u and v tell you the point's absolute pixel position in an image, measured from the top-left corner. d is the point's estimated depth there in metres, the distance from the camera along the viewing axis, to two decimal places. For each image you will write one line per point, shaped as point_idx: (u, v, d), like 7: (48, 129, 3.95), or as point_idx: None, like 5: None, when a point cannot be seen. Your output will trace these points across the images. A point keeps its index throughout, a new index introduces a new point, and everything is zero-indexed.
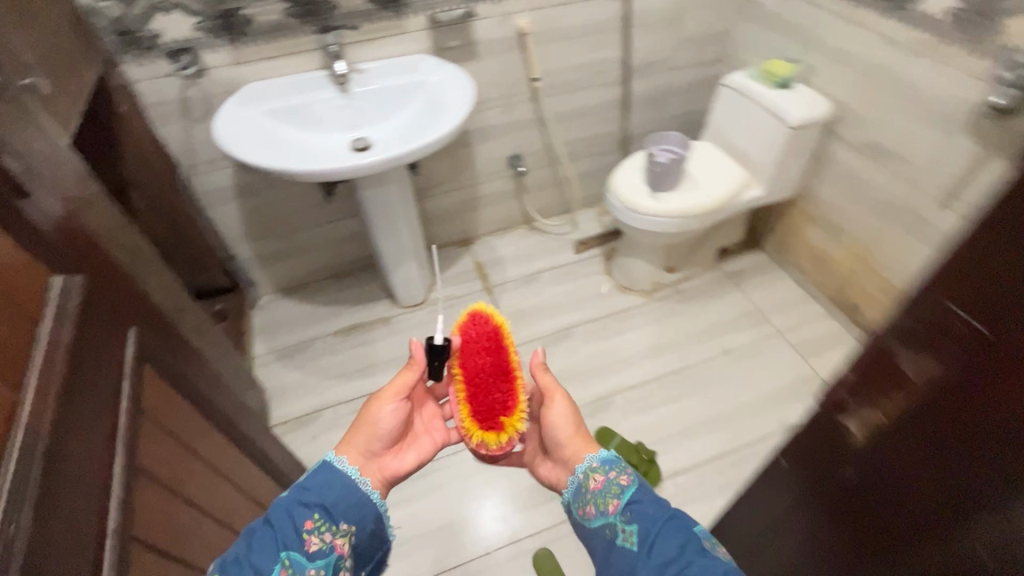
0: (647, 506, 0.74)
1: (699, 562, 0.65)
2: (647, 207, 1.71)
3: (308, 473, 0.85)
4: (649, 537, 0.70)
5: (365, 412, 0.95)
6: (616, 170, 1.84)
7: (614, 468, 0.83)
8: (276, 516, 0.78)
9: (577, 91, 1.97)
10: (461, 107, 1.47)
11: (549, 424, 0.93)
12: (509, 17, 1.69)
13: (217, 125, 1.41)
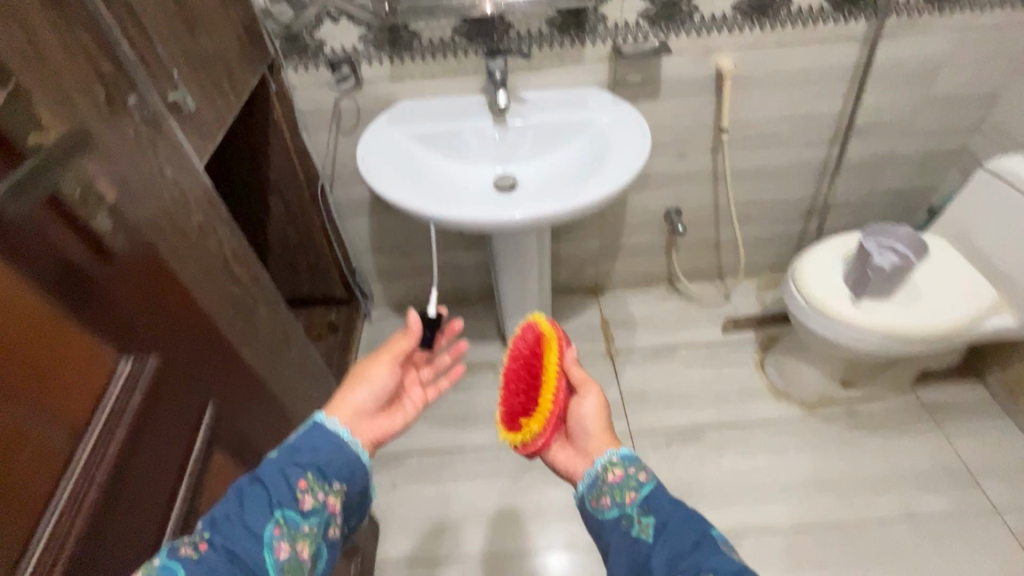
0: (665, 502, 0.70)
1: (711, 559, 0.62)
2: (842, 312, 1.33)
3: (299, 431, 0.74)
4: (667, 530, 0.67)
5: (361, 372, 0.83)
6: (806, 257, 1.48)
7: (631, 463, 0.75)
8: (266, 475, 0.68)
9: (770, 147, 1.61)
10: (633, 162, 1.21)
11: (580, 418, 0.84)
12: (709, 54, 1.38)
13: (363, 144, 1.29)
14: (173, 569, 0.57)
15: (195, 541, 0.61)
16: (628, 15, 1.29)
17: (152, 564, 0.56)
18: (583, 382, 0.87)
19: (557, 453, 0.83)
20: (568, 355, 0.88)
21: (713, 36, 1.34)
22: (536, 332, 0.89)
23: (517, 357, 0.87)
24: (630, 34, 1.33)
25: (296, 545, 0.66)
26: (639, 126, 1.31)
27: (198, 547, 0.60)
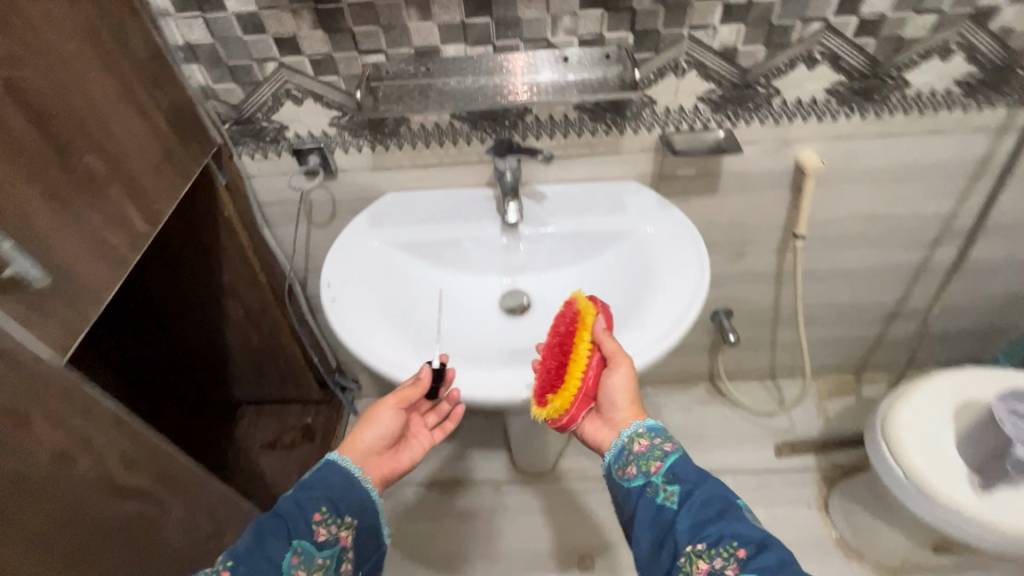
0: (691, 471, 0.71)
1: (738, 526, 0.64)
2: (952, 499, 1.02)
3: (313, 470, 0.76)
4: (694, 497, 0.68)
5: (367, 418, 0.83)
6: (893, 401, 1.16)
7: (658, 435, 0.76)
8: (284, 511, 0.70)
9: (853, 248, 1.27)
10: (688, 305, 0.89)
11: (608, 393, 0.80)
12: (787, 145, 1.05)
13: (329, 260, 1.00)
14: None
15: (223, 565, 0.65)
16: (686, 98, 0.96)
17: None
18: (618, 355, 0.81)
19: (586, 426, 0.82)
20: (598, 326, 0.84)
21: (796, 124, 1.01)
22: (575, 309, 0.85)
23: (553, 334, 0.84)
24: (687, 120, 0.99)
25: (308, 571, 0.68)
26: (694, 245, 0.98)
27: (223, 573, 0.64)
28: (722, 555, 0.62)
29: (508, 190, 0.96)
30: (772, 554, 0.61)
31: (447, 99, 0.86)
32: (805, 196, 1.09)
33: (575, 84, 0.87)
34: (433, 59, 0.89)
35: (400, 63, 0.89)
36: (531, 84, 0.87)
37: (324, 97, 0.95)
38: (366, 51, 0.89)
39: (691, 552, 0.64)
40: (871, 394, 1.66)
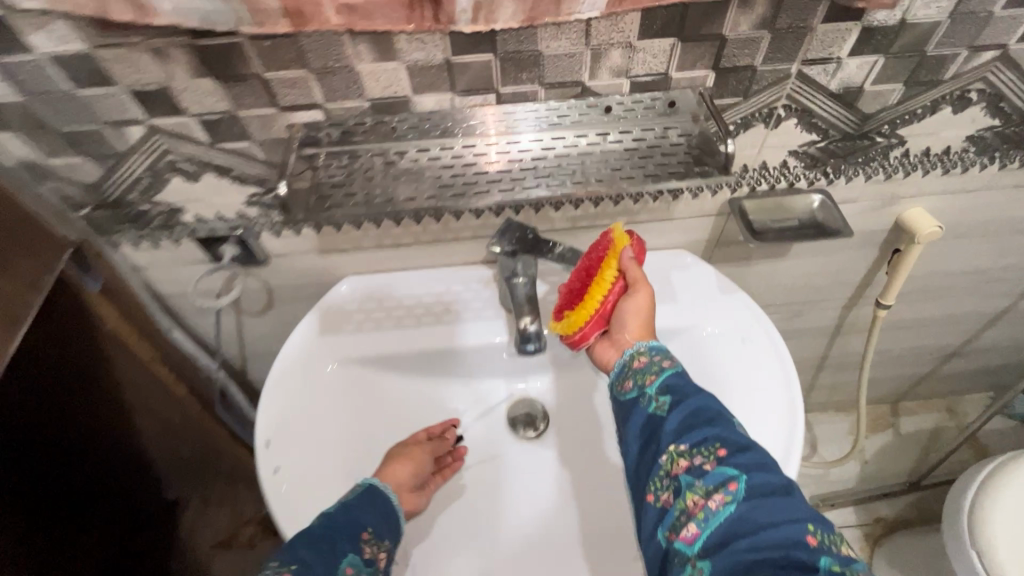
0: (687, 382, 0.52)
1: (726, 432, 0.47)
2: None
3: (351, 493, 0.63)
4: (688, 405, 0.49)
5: (392, 454, 0.71)
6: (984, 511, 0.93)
7: (660, 352, 0.55)
8: (322, 529, 0.57)
9: (936, 301, 1.02)
10: (778, 469, 0.65)
11: (619, 321, 0.60)
12: (894, 202, 0.77)
13: (268, 397, 0.70)
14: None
15: (282, 567, 0.52)
16: (772, 152, 0.67)
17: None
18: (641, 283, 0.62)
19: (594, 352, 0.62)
20: (627, 256, 0.63)
21: (913, 177, 0.72)
22: (609, 240, 0.63)
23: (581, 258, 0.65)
24: (769, 178, 0.70)
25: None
26: (777, 361, 0.72)
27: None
28: (704, 455, 0.46)
29: (524, 303, 0.65)
30: (757, 458, 0.46)
31: (393, 194, 0.57)
32: (906, 262, 0.81)
33: (571, 154, 0.59)
34: (394, 122, 0.58)
35: (346, 124, 0.58)
36: (506, 157, 0.58)
37: (232, 170, 0.61)
38: (291, 106, 0.55)
39: (673, 451, 0.47)
40: (910, 426, 1.47)
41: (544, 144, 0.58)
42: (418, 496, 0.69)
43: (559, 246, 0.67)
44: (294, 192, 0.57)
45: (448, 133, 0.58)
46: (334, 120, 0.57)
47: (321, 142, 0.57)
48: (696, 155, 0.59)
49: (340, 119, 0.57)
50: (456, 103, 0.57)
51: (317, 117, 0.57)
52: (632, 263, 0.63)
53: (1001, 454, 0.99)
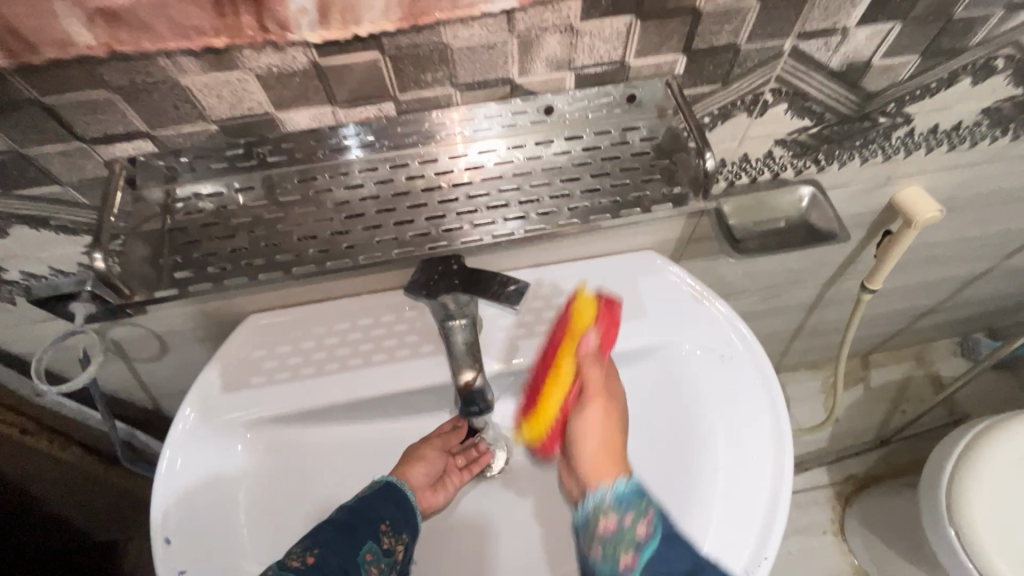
0: (675, 557, 0.47)
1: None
2: None
3: (370, 487, 0.58)
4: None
5: (408, 453, 0.63)
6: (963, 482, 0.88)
7: (630, 505, 0.49)
8: (344, 518, 0.54)
9: (919, 273, 0.93)
10: (766, 518, 0.55)
11: (579, 442, 0.53)
12: (885, 185, 0.66)
13: (163, 478, 0.58)
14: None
15: (303, 554, 0.50)
16: (754, 143, 0.55)
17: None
18: (612, 383, 0.56)
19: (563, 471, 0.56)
20: (588, 343, 0.54)
21: (913, 157, 0.62)
22: (573, 310, 0.55)
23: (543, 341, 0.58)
24: (749, 171, 0.58)
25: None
26: (764, 382, 0.61)
27: (306, 562, 0.49)
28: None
29: (464, 355, 0.53)
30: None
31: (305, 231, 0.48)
32: (897, 246, 0.69)
33: (552, 161, 0.50)
34: (266, 149, 0.47)
35: (226, 145, 0.46)
36: (478, 171, 0.49)
37: (52, 217, 0.48)
38: (102, 137, 0.43)
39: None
40: (880, 379, 1.35)
41: (525, 152, 0.50)
42: (434, 494, 0.62)
43: (499, 280, 0.51)
44: (152, 235, 0.47)
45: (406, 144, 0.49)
46: (170, 147, 0.46)
47: (181, 174, 0.47)
48: (649, 172, 0.49)
49: (183, 143, 0.46)
50: (342, 117, 0.46)
51: (145, 147, 0.45)
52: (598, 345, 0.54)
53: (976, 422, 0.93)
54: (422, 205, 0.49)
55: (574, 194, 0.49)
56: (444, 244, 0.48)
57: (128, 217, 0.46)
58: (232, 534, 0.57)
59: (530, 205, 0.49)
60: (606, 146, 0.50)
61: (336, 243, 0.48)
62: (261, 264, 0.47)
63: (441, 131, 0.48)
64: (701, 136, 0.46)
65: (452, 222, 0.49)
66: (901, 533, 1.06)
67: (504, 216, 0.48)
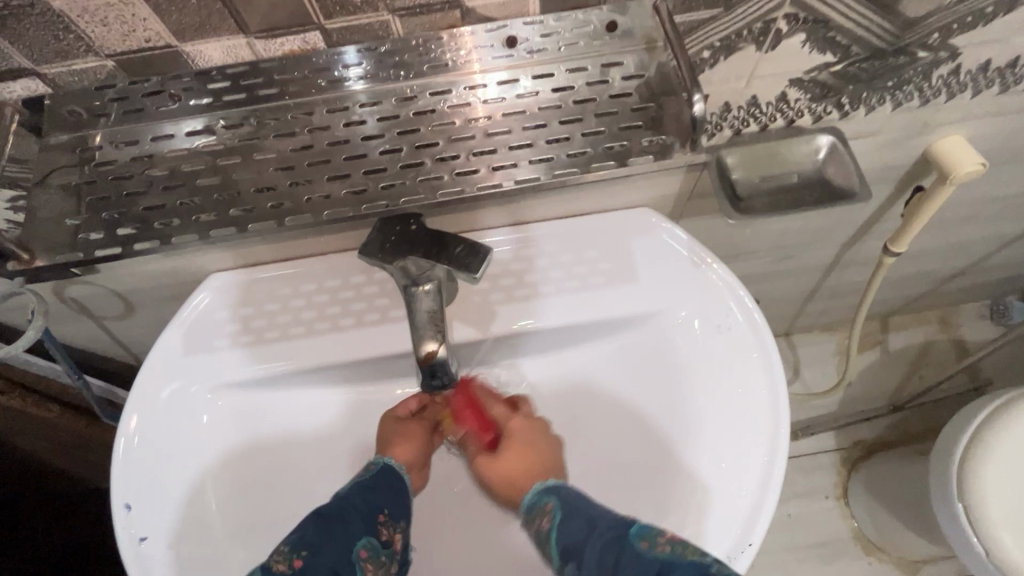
0: (577, 528, 0.47)
1: (631, 569, 0.42)
2: None
3: (364, 473, 0.54)
4: (589, 564, 0.44)
5: (388, 433, 0.57)
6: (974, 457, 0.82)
7: (539, 507, 0.50)
8: (333, 508, 0.49)
9: (950, 234, 0.84)
10: (753, 502, 0.51)
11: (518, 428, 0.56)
12: (920, 133, 0.57)
13: (122, 446, 0.55)
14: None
15: (290, 556, 0.45)
16: (765, 83, 0.47)
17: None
18: (515, 421, 0.56)
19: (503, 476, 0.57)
20: (482, 394, 0.59)
21: (956, 101, 0.53)
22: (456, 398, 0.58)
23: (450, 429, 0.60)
24: (759, 118, 0.50)
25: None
26: (764, 357, 0.56)
27: (294, 566, 0.44)
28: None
29: (426, 325, 0.48)
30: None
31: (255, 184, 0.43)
32: (929, 205, 0.61)
33: (567, 99, 0.44)
34: (186, 89, 0.42)
35: (130, 80, 0.42)
36: (496, 108, 0.44)
37: None
38: None
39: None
40: (899, 343, 1.28)
41: (541, 88, 0.44)
42: (421, 474, 0.58)
43: (458, 243, 0.46)
44: (62, 188, 0.43)
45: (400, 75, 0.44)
46: (77, 88, 0.42)
47: (89, 120, 0.42)
48: (630, 120, 0.44)
49: (96, 84, 0.42)
50: (266, 53, 0.41)
51: (40, 89, 0.41)
52: (492, 397, 0.59)
53: (1002, 394, 0.85)
54: (363, 157, 0.44)
55: (539, 144, 0.44)
56: (385, 203, 0.43)
57: (34, 167, 0.42)
58: (198, 504, 0.55)
59: (487, 157, 0.44)
60: (578, 87, 0.44)
61: (263, 201, 0.43)
62: (178, 223, 0.43)
63: (381, 68, 0.43)
64: (692, 78, 0.39)
65: (396, 178, 0.44)
66: (907, 501, 1.02)
67: (455, 171, 0.44)
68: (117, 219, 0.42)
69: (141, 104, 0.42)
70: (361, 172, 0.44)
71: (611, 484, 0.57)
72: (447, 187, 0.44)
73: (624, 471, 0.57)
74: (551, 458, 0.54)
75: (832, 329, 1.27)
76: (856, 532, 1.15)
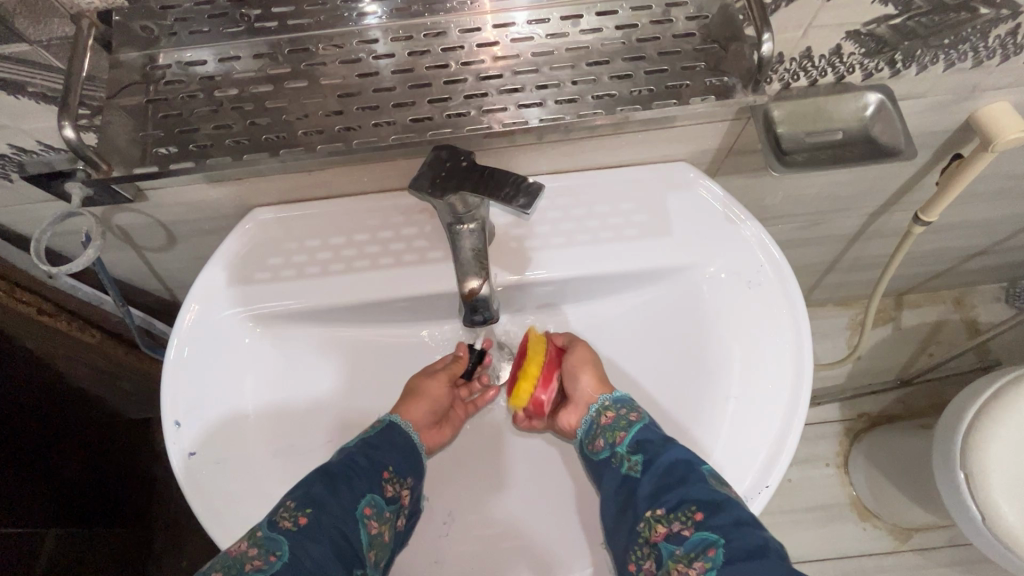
0: (657, 433, 0.51)
1: (698, 486, 0.46)
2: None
3: (370, 430, 0.54)
4: (661, 462, 0.49)
5: (405, 390, 0.59)
6: (977, 425, 0.84)
7: (625, 404, 0.55)
8: (340, 465, 0.49)
9: (979, 208, 0.84)
10: (772, 449, 0.53)
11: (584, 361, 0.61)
12: (965, 97, 0.57)
13: (172, 366, 0.57)
14: (275, 545, 0.42)
15: (295, 513, 0.44)
16: (821, 34, 0.47)
17: (254, 536, 0.42)
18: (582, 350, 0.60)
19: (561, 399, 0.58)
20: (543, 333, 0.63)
21: (1010, 64, 0.53)
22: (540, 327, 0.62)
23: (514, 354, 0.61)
24: (811, 71, 0.51)
25: (377, 546, 0.47)
26: (792, 313, 0.57)
27: (298, 523, 0.43)
28: (680, 519, 0.45)
29: (470, 262, 0.50)
30: (731, 512, 0.44)
31: (321, 113, 0.46)
32: (964, 174, 0.61)
33: (624, 38, 0.46)
34: (253, 12, 0.45)
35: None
36: (559, 40, 0.46)
37: (26, 82, 0.43)
38: None
39: (650, 514, 0.47)
40: (913, 321, 1.29)
41: (599, 25, 0.46)
42: (441, 430, 0.59)
43: (507, 181, 0.44)
44: (132, 110, 0.45)
45: (459, 8, 0.46)
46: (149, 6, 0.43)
47: (159, 37, 0.44)
48: (692, 59, 0.46)
49: (162, 3, 0.43)
50: None
51: (118, 3, 0.41)
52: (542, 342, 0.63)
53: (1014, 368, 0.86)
54: (428, 87, 0.46)
55: (602, 80, 0.46)
56: (450, 130, 0.46)
57: (106, 85, 0.44)
58: (234, 430, 0.57)
59: (549, 91, 0.46)
60: (642, 25, 0.46)
61: (332, 124, 0.46)
62: (248, 143, 0.45)
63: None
64: (762, 17, 0.41)
65: (461, 107, 0.46)
66: (907, 470, 1.04)
67: (519, 103, 0.46)
68: (190, 137, 0.45)
69: (215, 27, 0.45)
70: (425, 101, 0.46)
71: None
72: (509, 118, 0.46)
73: (647, 414, 0.60)
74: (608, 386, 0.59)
75: (847, 304, 1.28)
76: (853, 498, 1.19)
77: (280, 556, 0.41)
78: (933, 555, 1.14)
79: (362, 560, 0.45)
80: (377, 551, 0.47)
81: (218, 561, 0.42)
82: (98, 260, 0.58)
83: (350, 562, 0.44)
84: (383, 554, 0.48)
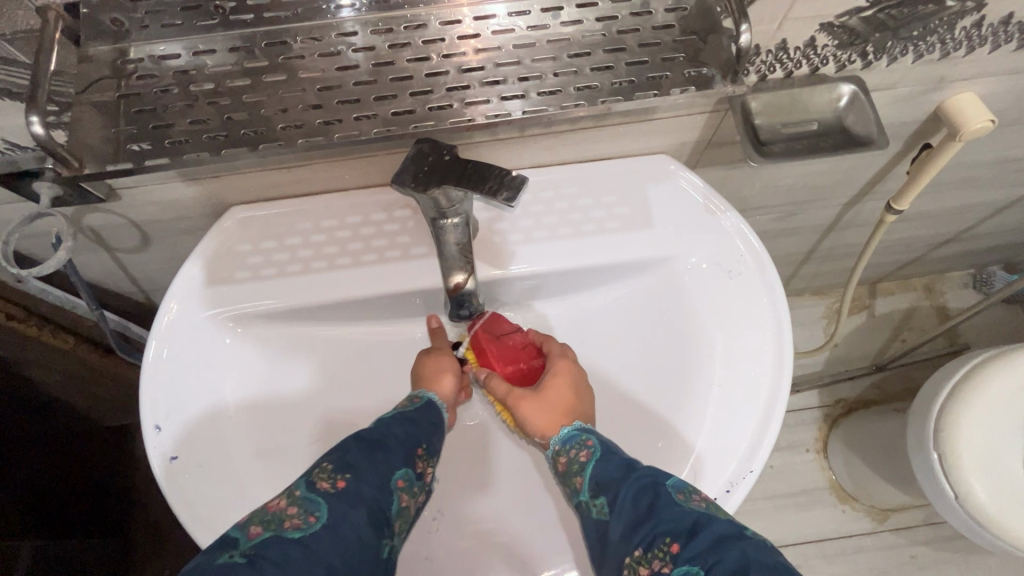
0: (614, 468, 0.49)
1: (666, 517, 0.43)
2: (997, 534, 0.82)
3: (409, 404, 0.54)
4: (623, 500, 0.46)
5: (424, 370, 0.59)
6: (952, 405, 0.86)
7: (574, 442, 0.53)
8: (377, 435, 0.49)
9: (945, 197, 0.87)
10: (754, 434, 0.54)
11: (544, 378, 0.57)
12: (932, 89, 0.59)
13: (151, 367, 0.56)
14: (314, 506, 0.42)
15: (334, 476, 0.44)
16: (797, 26, 0.48)
17: (294, 496, 0.42)
18: (561, 360, 0.58)
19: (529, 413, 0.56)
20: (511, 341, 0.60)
21: (974, 56, 0.55)
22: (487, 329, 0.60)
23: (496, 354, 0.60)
24: (787, 63, 0.52)
25: (403, 518, 0.47)
26: (771, 302, 0.58)
27: (338, 486, 0.43)
28: (657, 556, 0.42)
29: (455, 257, 0.50)
30: (708, 532, 0.41)
31: (300, 107, 0.45)
32: (934, 162, 0.63)
33: (603, 29, 0.47)
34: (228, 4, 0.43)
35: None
36: (537, 31, 0.46)
37: None
38: None
39: (630, 559, 0.43)
40: (886, 308, 1.32)
41: (577, 16, 0.46)
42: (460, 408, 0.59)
43: (491, 175, 0.44)
44: (103, 105, 0.44)
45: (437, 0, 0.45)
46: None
47: (129, 31, 0.43)
48: (672, 51, 0.47)
49: None
50: None
51: None
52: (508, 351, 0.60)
53: (986, 350, 0.89)
54: (409, 79, 0.46)
55: (584, 71, 0.46)
56: (432, 122, 0.46)
57: (74, 80, 0.43)
58: (212, 433, 0.55)
59: (531, 83, 0.46)
60: (623, 16, 0.47)
61: (313, 117, 0.45)
62: (225, 139, 0.45)
63: None
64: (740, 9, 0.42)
65: (443, 100, 0.46)
66: (884, 452, 1.07)
67: (502, 95, 0.46)
68: (165, 132, 0.44)
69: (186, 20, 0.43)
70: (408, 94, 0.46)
71: (620, 420, 0.60)
72: (490, 110, 0.46)
73: (632, 405, 0.60)
74: (585, 403, 0.56)
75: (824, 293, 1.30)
76: (832, 481, 1.22)
77: (320, 517, 0.41)
78: (909, 533, 1.18)
79: (390, 530, 0.45)
80: (401, 522, 0.47)
81: (257, 514, 0.41)
82: (71, 262, 0.57)
83: (380, 531, 0.44)
84: (406, 526, 0.48)
